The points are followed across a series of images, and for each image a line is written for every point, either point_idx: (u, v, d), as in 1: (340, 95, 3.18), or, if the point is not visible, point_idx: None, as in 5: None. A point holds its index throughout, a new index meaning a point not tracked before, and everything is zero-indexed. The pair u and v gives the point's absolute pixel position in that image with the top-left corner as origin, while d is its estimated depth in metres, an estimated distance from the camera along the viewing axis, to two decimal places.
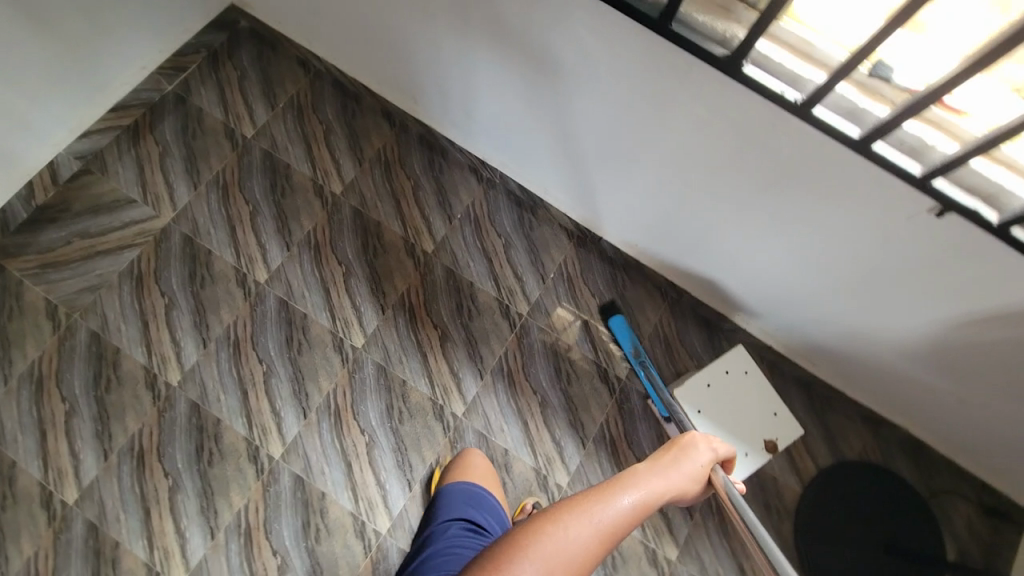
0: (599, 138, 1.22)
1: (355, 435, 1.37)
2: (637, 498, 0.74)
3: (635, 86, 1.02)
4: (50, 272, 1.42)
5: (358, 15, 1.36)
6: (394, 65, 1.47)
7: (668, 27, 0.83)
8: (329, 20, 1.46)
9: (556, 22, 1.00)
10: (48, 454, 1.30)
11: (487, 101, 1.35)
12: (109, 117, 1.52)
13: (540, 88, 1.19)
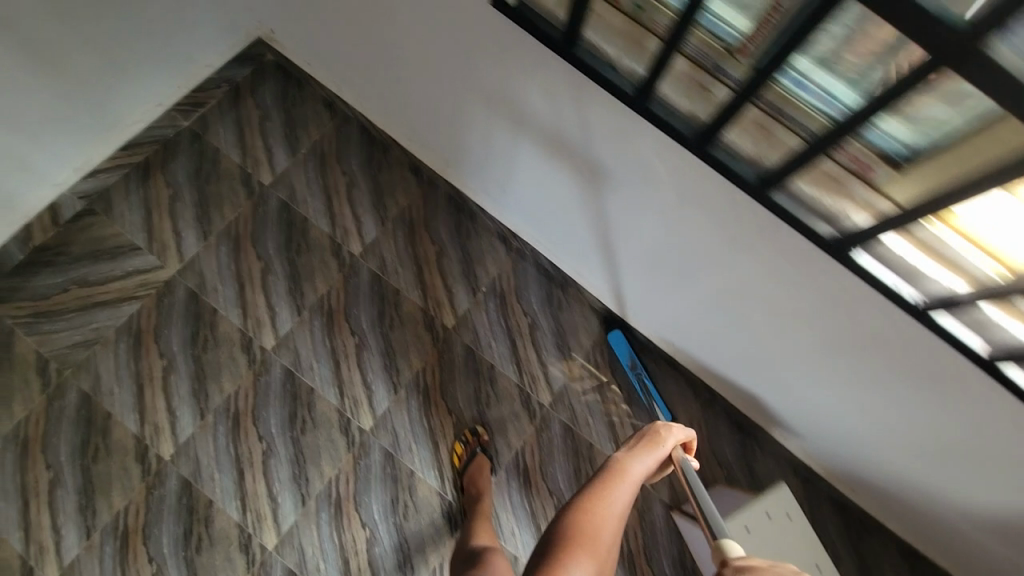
0: (652, 244, 1.11)
1: (356, 528, 1.28)
2: (632, 480, 0.73)
3: (705, 218, 0.94)
4: (42, 322, 1.31)
5: (398, 72, 1.24)
6: (429, 127, 1.35)
7: (767, 195, 0.80)
8: (363, 70, 1.34)
9: (618, 126, 0.91)
10: (27, 528, 1.20)
11: (531, 186, 1.25)
12: (117, 155, 1.41)
13: (590, 187, 1.10)
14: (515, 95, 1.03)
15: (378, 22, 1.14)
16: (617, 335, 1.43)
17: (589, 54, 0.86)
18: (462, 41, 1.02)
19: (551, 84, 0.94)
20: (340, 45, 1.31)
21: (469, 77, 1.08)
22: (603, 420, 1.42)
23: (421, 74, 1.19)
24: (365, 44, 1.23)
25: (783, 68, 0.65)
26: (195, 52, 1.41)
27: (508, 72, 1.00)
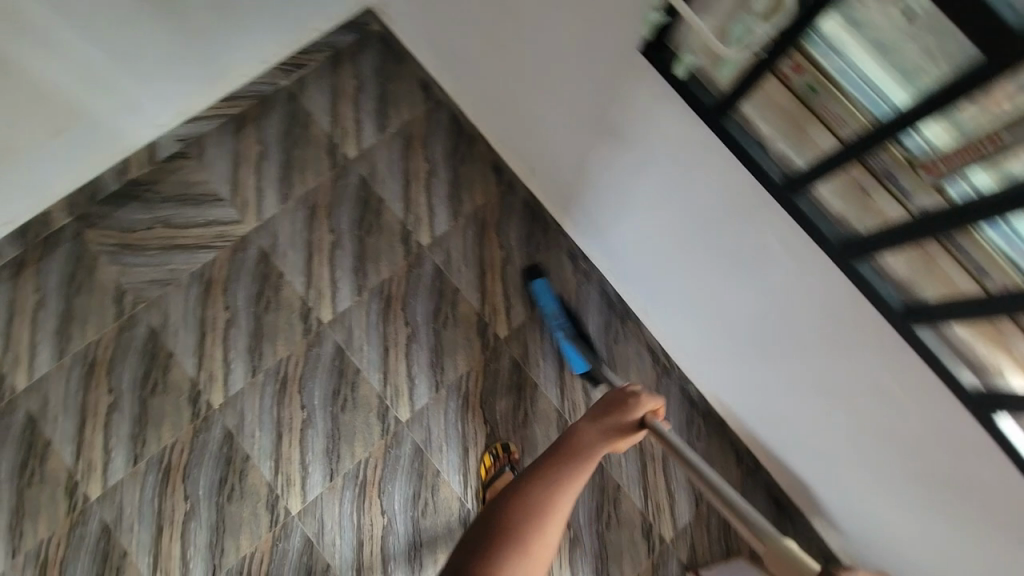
0: (729, 309, 1.09)
1: (375, 514, 1.31)
2: (579, 447, 0.96)
3: (800, 298, 0.94)
4: (126, 254, 1.38)
5: (507, 72, 1.19)
6: (523, 133, 1.30)
7: (907, 325, 0.80)
8: (470, 62, 1.30)
9: (725, 186, 0.91)
10: (83, 443, 1.28)
11: (620, 227, 1.22)
12: (216, 105, 1.42)
13: (672, 237, 1.09)
14: (618, 135, 1.02)
15: (500, 19, 1.09)
16: (542, 283, 1.42)
17: (735, 126, 0.82)
18: (589, 63, 0.97)
19: (672, 137, 0.93)
20: (452, 32, 1.27)
21: (585, 100, 1.04)
22: (636, 463, 1.38)
23: (532, 81, 1.14)
24: (480, 37, 1.19)
25: (996, 218, 0.63)
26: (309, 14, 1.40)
27: (627, 107, 0.96)
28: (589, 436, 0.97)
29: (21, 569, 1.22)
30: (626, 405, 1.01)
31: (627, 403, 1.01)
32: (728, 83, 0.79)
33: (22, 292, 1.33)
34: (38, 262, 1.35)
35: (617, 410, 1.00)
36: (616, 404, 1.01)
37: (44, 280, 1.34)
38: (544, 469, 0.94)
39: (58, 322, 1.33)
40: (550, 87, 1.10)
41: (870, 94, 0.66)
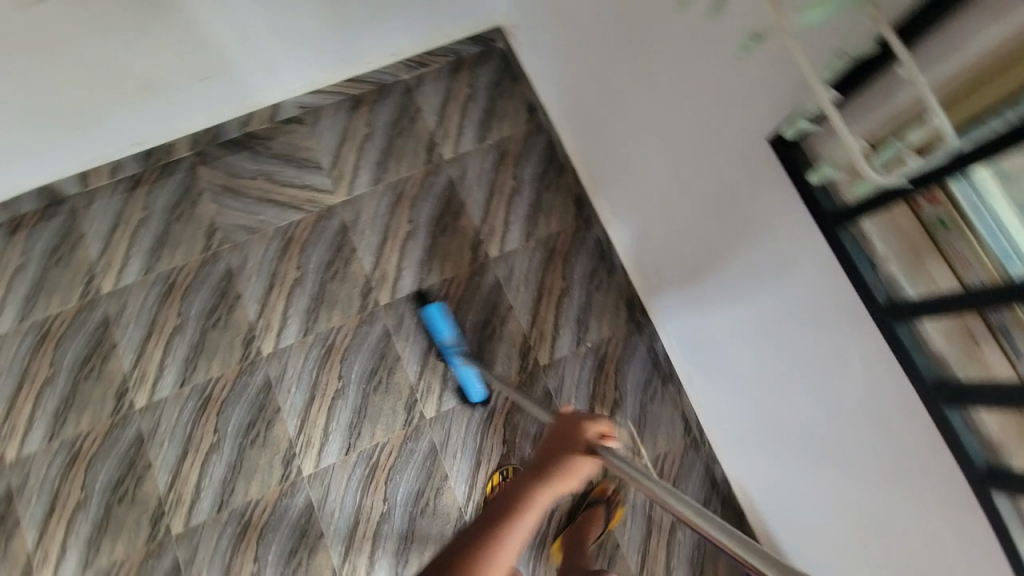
0: (797, 414, 1.04)
1: (378, 498, 1.34)
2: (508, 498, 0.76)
3: (857, 405, 0.91)
4: (226, 196, 1.50)
5: (619, 115, 1.23)
6: (617, 177, 1.34)
7: (985, 489, 0.75)
8: (583, 97, 1.34)
9: (825, 291, 0.89)
10: (142, 355, 1.39)
11: (696, 298, 1.21)
12: (341, 83, 1.53)
13: (754, 326, 1.07)
14: (723, 212, 1.02)
15: (627, 69, 1.13)
16: (435, 308, 1.40)
17: (851, 240, 0.81)
18: (709, 132, 0.99)
19: (776, 227, 0.93)
20: (574, 66, 1.32)
21: (695, 166, 1.05)
22: (641, 526, 1.35)
23: (643, 132, 1.16)
24: (601, 78, 1.23)
25: None
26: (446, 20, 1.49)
27: (738, 185, 0.97)
28: (527, 481, 0.78)
29: (57, 453, 1.32)
30: (573, 432, 0.86)
31: (571, 431, 0.86)
32: (856, 199, 0.78)
33: (131, 206, 1.47)
34: (151, 184, 1.48)
35: (561, 449, 0.84)
36: (560, 442, 0.86)
37: (153, 200, 1.48)
38: (468, 542, 0.70)
39: (154, 241, 1.46)
40: (661, 144, 1.12)
41: (1003, 242, 0.66)
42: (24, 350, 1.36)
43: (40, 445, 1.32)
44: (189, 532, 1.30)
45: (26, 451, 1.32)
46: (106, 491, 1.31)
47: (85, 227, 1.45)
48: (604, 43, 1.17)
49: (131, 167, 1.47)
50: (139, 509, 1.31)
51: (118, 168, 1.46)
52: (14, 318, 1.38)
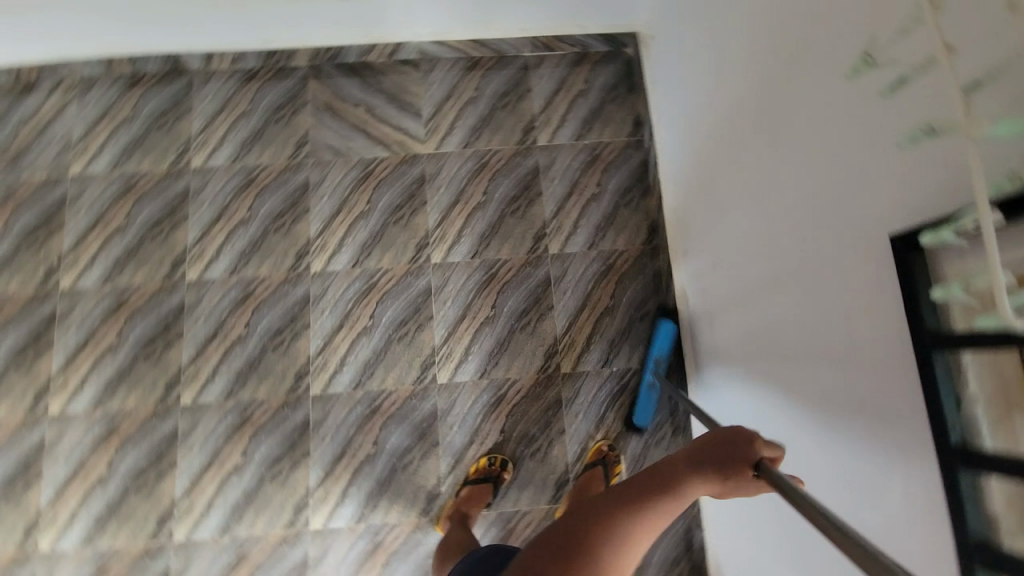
0: (813, 538, 0.89)
1: (368, 440, 1.37)
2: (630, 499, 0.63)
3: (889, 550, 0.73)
4: (325, 114, 1.55)
5: (724, 158, 1.16)
6: (701, 221, 1.30)
7: None
8: (693, 131, 1.31)
9: (881, 424, 0.74)
10: (206, 234, 1.46)
11: (742, 364, 1.15)
12: (464, 43, 1.55)
13: (801, 429, 0.93)
14: (806, 295, 0.90)
15: (744, 110, 1.05)
16: (668, 324, 1.40)
17: (942, 370, 0.63)
18: (808, 200, 0.87)
19: (859, 311, 0.78)
20: (694, 96, 1.29)
21: (790, 230, 0.92)
22: None
23: (747, 182, 1.06)
24: (716, 116, 1.18)
25: None
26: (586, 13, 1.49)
27: (827, 270, 0.84)
28: (659, 486, 0.63)
29: (106, 296, 1.41)
30: (736, 444, 0.65)
31: (728, 443, 0.65)
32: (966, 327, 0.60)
33: (240, 97, 1.54)
34: (264, 82, 1.55)
35: (710, 456, 0.65)
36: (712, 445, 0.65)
37: (260, 97, 1.54)
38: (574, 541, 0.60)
39: (249, 134, 1.53)
40: (762, 200, 1.01)
41: None
42: (108, 196, 1.47)
43: (94, 285, 1.42)
44: (192, 408, 1.37)
45: (80, 285, 1.42)
46: (135, 345, 1.39)
47: (194, 102, 1.53)
48: (729, 79, 1.10)
49: (252, 60, 1.53)
50: (158, 371, 1.38)
51: (240, 58, 1.54)
52: (109, 164, 1.49)
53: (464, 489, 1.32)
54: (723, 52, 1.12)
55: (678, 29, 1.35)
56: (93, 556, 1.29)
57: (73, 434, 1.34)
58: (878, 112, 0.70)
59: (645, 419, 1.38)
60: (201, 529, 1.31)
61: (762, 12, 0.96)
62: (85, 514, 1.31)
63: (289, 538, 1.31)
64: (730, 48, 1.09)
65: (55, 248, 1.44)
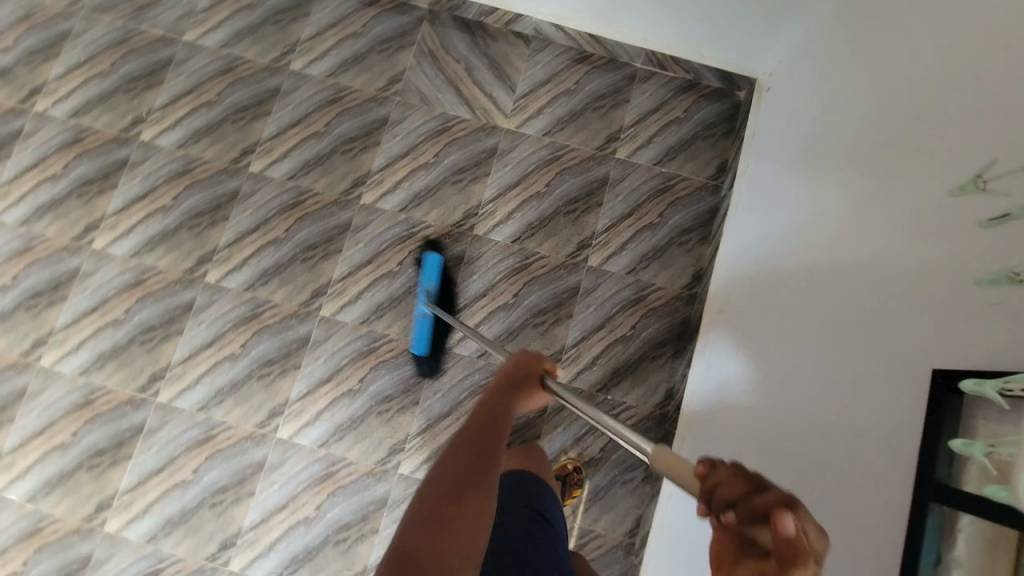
0: None
1: (356, 375, 1.40)
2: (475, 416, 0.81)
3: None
4: (426, 60, 1.57)
5: (791, 237, 1.11)
6: (749, 284, 1.25)
7: None
8: (772, 198, 1.26)
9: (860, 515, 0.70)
10: (280, 134, 1.52)
11: (728, 437, 1.12)
12: (583, 34, 1.55)
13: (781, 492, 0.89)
14: (825, 405, 0.84)
15: (831, 197, 0.99)
16: (434, 256, 1.41)
17: (936, 520, 0.59)
18: (868, 284, 0.81)
19: (878, 400, 0.73)
20: (786, 164, 1.24)
21: (841, 301, 0.87)
22: None
23: (807, 269, 1.01)
24: (800, 192, 1.13)
25: None
26: (712, 41, 1.45)
27: (858, 385, 0.78)
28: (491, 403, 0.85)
29: (176, 160, 1.49)
30: (527, 363, 0.95)
31: (521, 365, 0.95)
32: (978, 488, 0.56)
33: (355, 17, 1.58)
34: (382, 11, 1.59)
35: (513, 375, 0.92)
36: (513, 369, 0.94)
37: (373, 24, 1.58)
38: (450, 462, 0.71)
39: (350, 55, 1.56)
40: (816, 293, 0.96)
41: None
42: (208, 70, 1.54)
43: (169, 146, 1.50)
44: (213, 287, 1.43)
45: (158, 142, 1.50)
46: (185, 213, 1.47)
47: (313, 10, 1.58)
48: (827, 161, 1.05)
49: None
50: (195, 244, 1.45)
51: None
52: (219, 42, 1.56)
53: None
54: (831, 132, 1.07)
55: (796, 92, 1.29)
56: (86, 386, 1.38)
57: (106, 272, 1.43)
58: (966, 242, 0.65)
59: (424, 351, 1.38)
60: (184, 399, 1.38)
61: (884, 105, 0.91)
62: (92, 346, 1.40)
63: (256, 437, 1.37)
64: (838, 133, 1.04)
65: (147, 101, 1.52)
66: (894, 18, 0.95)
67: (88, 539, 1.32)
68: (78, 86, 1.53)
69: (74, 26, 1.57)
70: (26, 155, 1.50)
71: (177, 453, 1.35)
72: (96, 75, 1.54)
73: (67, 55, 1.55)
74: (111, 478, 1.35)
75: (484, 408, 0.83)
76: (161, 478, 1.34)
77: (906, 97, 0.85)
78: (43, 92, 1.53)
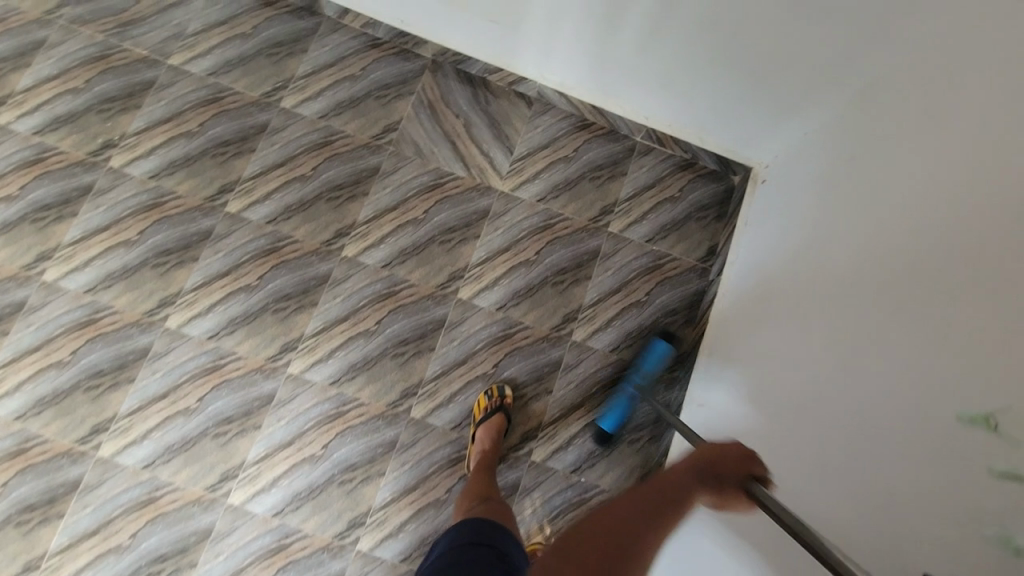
0: None
1: (320, 440, 1.32)
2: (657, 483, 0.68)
3: None
4: (424, 111, 1.52)
5: (784, 323, 1.14)
6: (752, 334, 1.26)
7: None
8: (765, 275, 1.29)
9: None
10: (263, 173, 1.44)
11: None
12: (586, 104, 1.53)
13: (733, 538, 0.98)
14: (808, 495, 0.89)
15: (846, 291, 0.98)
16: (662, 346, 1.41)
17: None
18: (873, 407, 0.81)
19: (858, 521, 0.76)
20: (778, 243, 1.29)
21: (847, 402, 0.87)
22: None
23: (797, 363, 1.04)
24: (794, 280, 1.16)
25: None
26: (714, 129, 1.45)
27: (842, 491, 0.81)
28: (681, 480, 0.69)
29: (146, 192, 1.40)
30: (737, 459, 0.73)
31: (731, 459, 0.73)
32: None
33: (354, 59, 1.52)
34: (383, 56, 1.53)
35: (718, 461, 0.73)
36: (721, 454, 0.73)
37: (373, 68, 1.52)
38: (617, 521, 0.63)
39: (346, 98, 1.50)
40: (803, 391, 0.99)
41: None
42: (192, 98, 1.45)
43: (140, 176, 1.40)
44: (173, 333, 1.34)
45: (128, 171, 1.40)
46: (150, 250, 1.37)
47: (311, 46, 1.51)
48: (825, 261, 1.08)
49: (381, 33, 1.53)
50: (159, 284, 1.36)
51: (372, 26, 1.53)
52: (207, 69, 1.47)
53: (479, 435, 1.30)
54: (831, 233, 1.09)
55: (794, 177, 1.32)
56: (20, 433, 1.26)
57: (55, 307, 1.32)
58: (954, 427, 0.67)
59: (614, 428, 1.36)
60: (128, 455, 1.28)
61: (892, 234, 0.91)
62: (32, 389, 1.28)
63: (204, 502, 1.27)
64: (840, 239, 1.06)
65: (121, 124, 1.43)
66: (918, 148, 0.93)
67: None
68: (46, 100, 1.42)
69: (49, 35, 1.46)
70: None
71: (115, 515, 1.25)
72: (68, 91, 1.43)
73: (38, 66, 1.44)
74: (37, 539, 1.22)
75: (670, 481, 0.68)
76: (95, 542, 1.23)
77: (918, 241, 0.85)
78: (6, 103, 1.42)
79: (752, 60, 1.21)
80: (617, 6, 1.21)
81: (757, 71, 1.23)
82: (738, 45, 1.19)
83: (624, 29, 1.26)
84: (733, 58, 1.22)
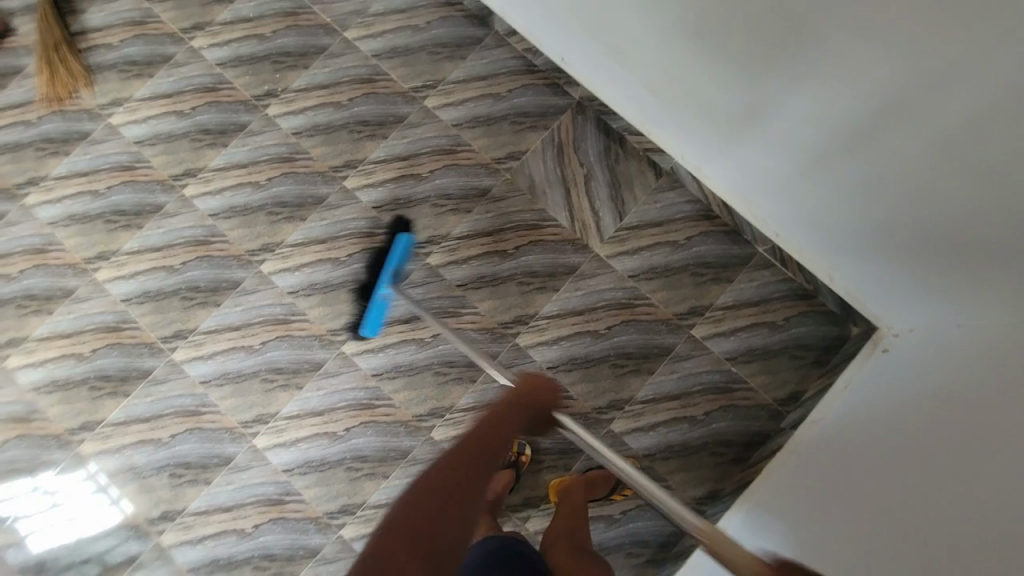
0: None
1: (345, 422, 1.39)
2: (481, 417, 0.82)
3: None
4: (551, 150, 1.51)
5: (841, 508, 1.02)
6: (822, 472, 1.14)
7: None
8: (857, 427, 1.14)
9: None
10: (386, 161, 1.51)
11: None
12: (718, 198, 1.42)
13: None
14: None
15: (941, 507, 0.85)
16: (404, 240, 1.39)
17: None
18: None
19: None
20: (868, 417, 1.13)
21: None
22: None
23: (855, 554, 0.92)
24: (871, 473, 1.01)
25: None
26: (848, 272, 1.25)
27: None
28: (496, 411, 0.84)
29: (287, 144, 1.52)
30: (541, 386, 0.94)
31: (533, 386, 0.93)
32: None
33: (505, 79, 1.54)
34: (533, 83, 1.53)
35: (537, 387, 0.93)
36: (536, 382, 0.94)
37: (519, 93, 1.53)
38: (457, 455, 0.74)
39: (484, 114, 1.52)
40: None
41: None
42: (352, 72, 1.55)
43: (286, 128, 1.53)
44: (263, 277, 1.46)
45: (279, 121, 1.54)
46: (271, 197, 1.50)
47: (471, 55, 1.55)
48: (924, 479, 0.91)
49: (540, 61, 1.53)
50: (267, 230, 1.48)
51: (534, 52, 1.53)
52: (373, 50, 1.56)
53: None
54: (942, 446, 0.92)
55: (918, 357, 1.12)
56: (121, 314, 1.46)
57: (184, 220, 1.50)
58: None
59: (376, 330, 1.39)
60: (193, 366, 1.43)
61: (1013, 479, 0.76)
62: (143, 281, 1.47)
63: (235, 433, 1.40)
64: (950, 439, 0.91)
65: (287, 79, 1.56)
66: None
67: (62, 450, 1.40)
68: (237, 38, 1.59)
69: None
70: (168, 81, 1.58)
71: (165, 413, 1.41)
72: (256, 35, 1.59)
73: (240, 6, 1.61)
74: (103, 407, 1.42)
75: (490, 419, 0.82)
76: (143, 429, 1.40)
77: None
78: (205, 30, 1.60)
79: (905, 223, 1.04)
80: (773, 109, 1.11)
81: (900, 236, 1.06)
82: (891, 201, 1.04)
83: (784, 143, 1.14)
84: (881, 211, 1.06)
